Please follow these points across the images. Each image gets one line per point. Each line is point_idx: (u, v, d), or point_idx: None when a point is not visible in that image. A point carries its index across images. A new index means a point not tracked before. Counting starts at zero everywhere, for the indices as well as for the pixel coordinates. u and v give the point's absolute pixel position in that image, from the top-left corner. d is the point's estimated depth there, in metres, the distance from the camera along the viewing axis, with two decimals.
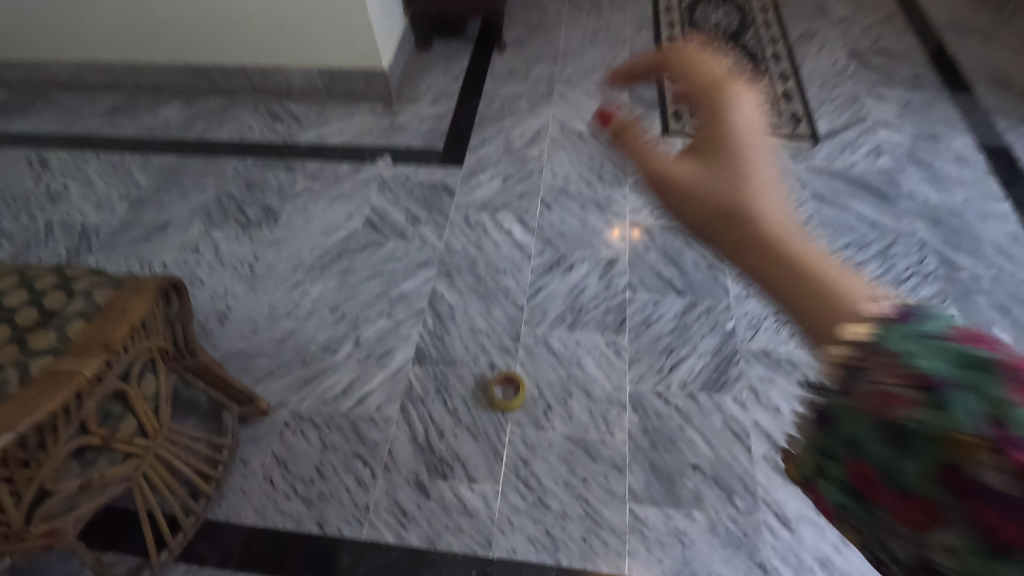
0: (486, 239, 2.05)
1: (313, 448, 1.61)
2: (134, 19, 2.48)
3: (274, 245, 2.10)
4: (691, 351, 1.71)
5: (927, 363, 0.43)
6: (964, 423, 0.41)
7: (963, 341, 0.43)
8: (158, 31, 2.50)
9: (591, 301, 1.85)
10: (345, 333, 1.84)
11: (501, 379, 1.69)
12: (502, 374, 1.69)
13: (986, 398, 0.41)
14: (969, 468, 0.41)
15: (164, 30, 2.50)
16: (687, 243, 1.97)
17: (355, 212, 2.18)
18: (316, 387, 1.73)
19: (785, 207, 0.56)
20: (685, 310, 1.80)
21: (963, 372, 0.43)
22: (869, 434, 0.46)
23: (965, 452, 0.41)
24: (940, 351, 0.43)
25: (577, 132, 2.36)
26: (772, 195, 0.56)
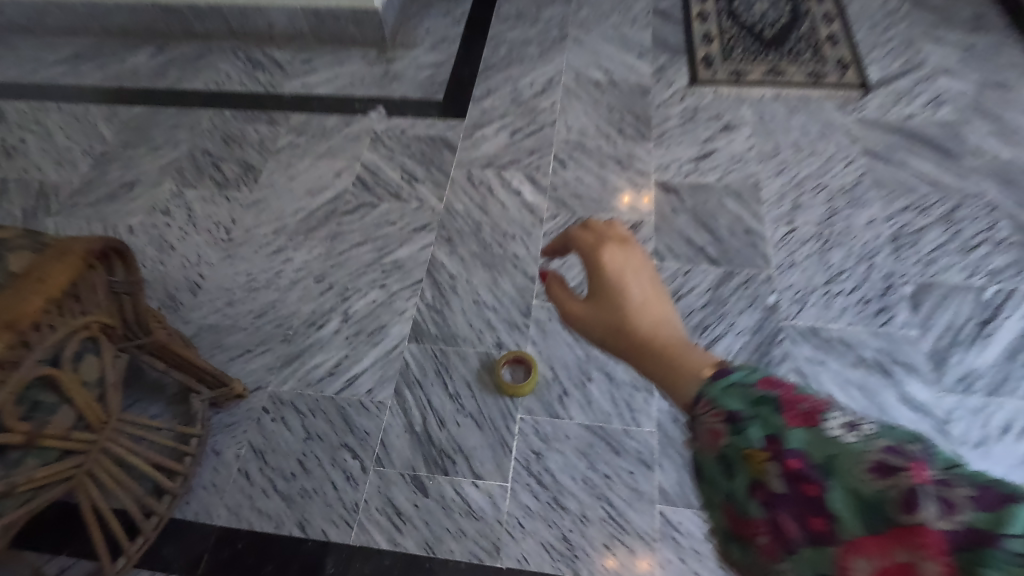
0: (492, 200, 1.81)
1: (296, 437, 1.41)
2: None
3: (254, 206, 1.87)
4: (727, 329, 1.49)
5: (725, 405, 0.52)
6: (757, 442, 0.48)
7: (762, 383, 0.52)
8: None
9: None
10: (332, 306, 1.62)
11: (510, 360, 1.47)
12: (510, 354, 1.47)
13: (765, 420, 0.49)
14: (764, 480, 0.47)
15: None
16: (721, 205, 1.73)
17: (344, 170, 1.93)
18: (299, 367, 1.52)
19: (656, 310, 0.69)
20: (719, 281, 1.58)
21: (758, 407, 0.50)
22: (704, 469, 0.53)
23: (757, 466, 0.48)
24: (739, 395, 0.51)
25: (594, 81, 2.09)
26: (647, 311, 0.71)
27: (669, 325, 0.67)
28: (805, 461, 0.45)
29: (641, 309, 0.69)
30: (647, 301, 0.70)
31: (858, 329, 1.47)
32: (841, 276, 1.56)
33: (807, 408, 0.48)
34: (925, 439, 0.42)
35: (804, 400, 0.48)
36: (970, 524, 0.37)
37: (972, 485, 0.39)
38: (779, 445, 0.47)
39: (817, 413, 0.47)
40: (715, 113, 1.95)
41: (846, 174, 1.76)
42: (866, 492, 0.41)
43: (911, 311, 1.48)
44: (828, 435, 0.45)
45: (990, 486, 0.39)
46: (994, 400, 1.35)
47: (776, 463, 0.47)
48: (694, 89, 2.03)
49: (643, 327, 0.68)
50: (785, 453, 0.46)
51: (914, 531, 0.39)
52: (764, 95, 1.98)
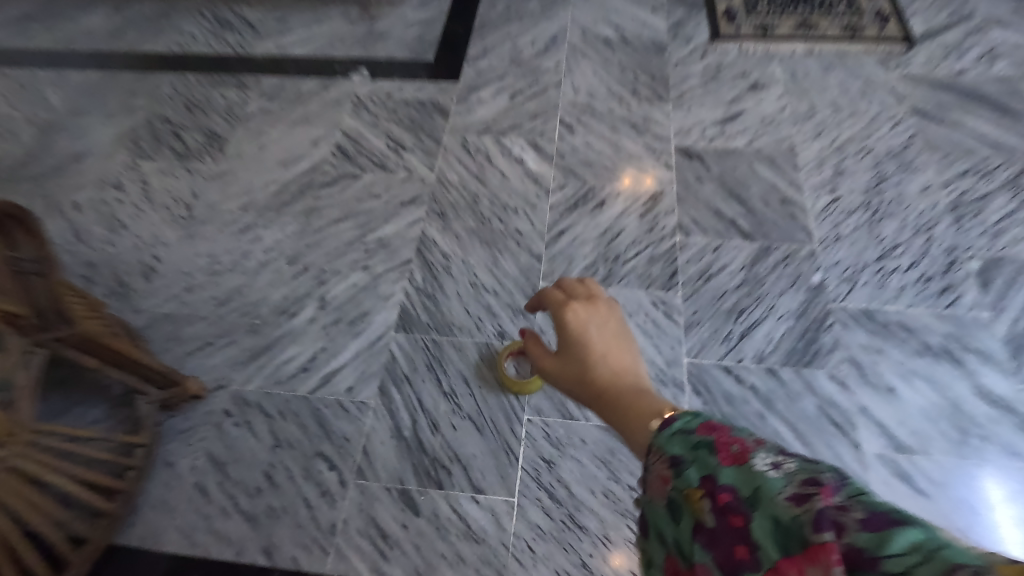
0: (490, 170, 1.59)
1: (263, 445, 1.20)
2: None
3: (219, 178, 1.64)
4: (767, 313, 1.28)
5: (667, 446, 0.52)
6: (694, 482, 0.49)
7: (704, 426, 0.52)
8: None
9: (631, 248, 1.41)
10: (307, 291, 1.40)
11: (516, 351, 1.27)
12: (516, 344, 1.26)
13: (700, 458, 0.49)
14: (700, 519, 0.47)
15: None
16: (753, 172, 1.51)
17: (322, 138, 1.70)
18: (268, 362, 1.31)
19: (619, 360, 0.69)
20: (755, 258, 1.37)
21: (697, 450, 0.50)
22: (655, 516, 0.52)
23: (696, 504, 0.48)
24: (681, 437, 0.51)
25: (603, 37, 1.86)
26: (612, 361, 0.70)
27: (633, 375, 0.68)
28: (734, 494, 0.45)
29: (604, 358, 0.69)
30: (612, 349, 0.70)
31: (920, 311, 1.26)
32: (896, 250, 1.35)
33: (737, 445, 0.48)
34: (839, 470, 0.43)
35: (737, 439, 0.49)
36: (859, 545, 0.38)
37: (871, 511, 0.39)
38: (710, 481, 0.47)
39: (746, 450, 0.48)
40: (741, 71, 1.73)
41: (894, 135, 1.54)
42: (784, 519, 0.42)
43: (980, 290, 1.28)
44: (753, 470, 0.46)
45: (891, 512, 0.39)
46: None
47: (709, 499, 0.47)
48: (716, 46, 1.79)
49: (607, 376, 0.68)
50: (716, 488, 0.47)
51: (821, 550, 0.39)
52: (796, 51, 1.76)
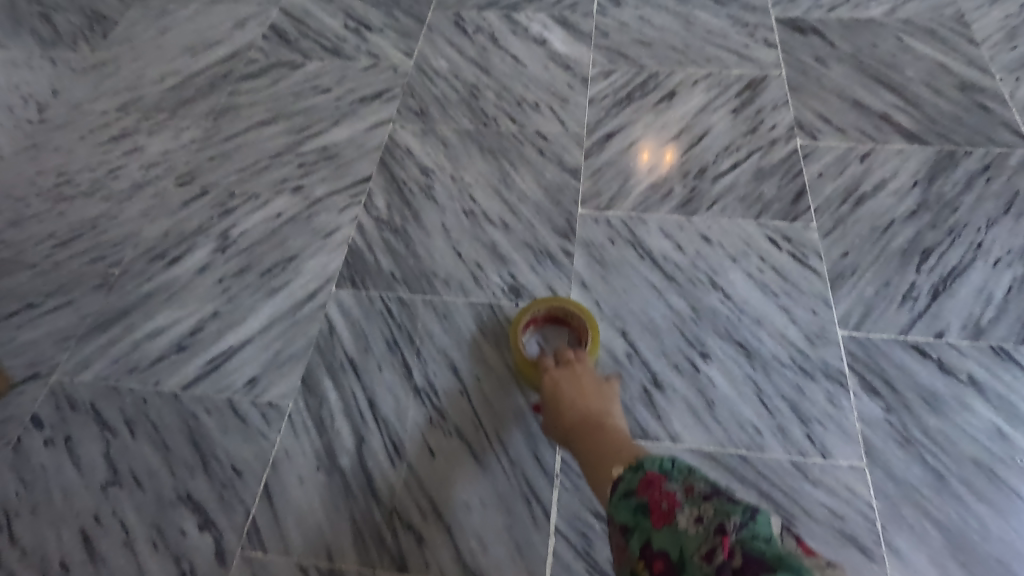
0: (496, 54, 1.05)
1: (88, 484, 0.66)
2: None
3: (94, 71, 1.10)
4: (973, 255, 0.75)
5: (614, 510, 0.42)
6: (634, 551, 0.38)
7: (647, 481, 0.41)
8: None
9: (723, 157, 0.87)
10: (201, 225, 0.87)
11: (542, 321, 0.73)
12: (538, 314, 0.72)
13: (639, 522, 0.39)
14: None
15: None
16: (904, 48, 0.97)
17: (251, 18, 1.17)
18: (120, 335, 0.77)
19: (596, 394, 0.61)
20: (933, 170, 0.83)
21: (638, 513, 0.40)
22: None
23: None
24: (624, 501, 0.41)
25: None
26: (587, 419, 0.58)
27: (608, 413, 0.59)
28: (665, 561, 0.35)
29: (579, 391, 0.61)
30: (590, 384, 0.62)
31: None
32: None
33: (668, 499, 0.39)
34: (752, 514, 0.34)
35: (669, 493, 0.39)
36: None
37: (753, 562, 0.31)
38: (646, 548, 0.37)
39: (675, 504, 0.38)
40: None
41: None
42: None
43: None
44: (681, 529, 0.36)
45: (778, 565, 0.31)
46: None
47: (649, 569, 0.36)
48: None
49: (578, 411, 0.59)
50: (652, 556, 0.37)
51: None
52: None
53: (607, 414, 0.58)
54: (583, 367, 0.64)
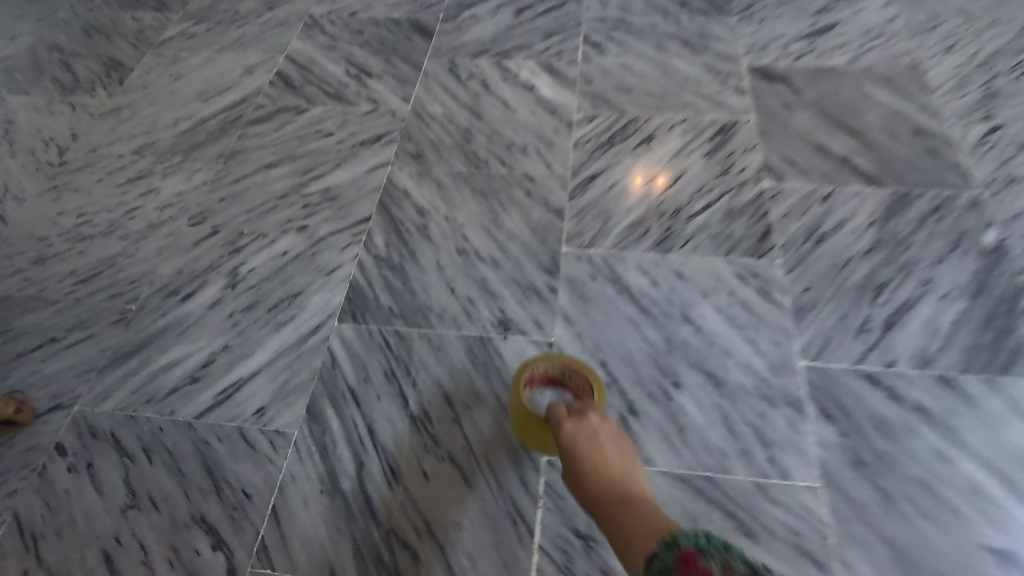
0: (488, 98, 1.13)
1: (109, 507, 0.72)
2: None
3: (111, 115, 1.18)
4: (922, 289, 0.81)
5: None
6: None
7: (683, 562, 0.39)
8: None
9: (696, 198, 0.94)
10: (213, 262, 0.94)
11: (544, 381, 0.74)
12: (539, 367, 0.73)
13: None
14: None
15: None
16: (864, 96, 1.06)
17: (259, 64, 1.25)
18: (137, 367, 0.83)
19: (613, 451, 0.61)
20: (890, 210, 0.90)
21: None
22: None
23: None
24: None
25: None
26: (606, 481, 0.58)
27: (629, 474, 0.59)
28: None
29: (598, 447, 0.61)
30: (608, 440, 0.62)
31: None
32: None
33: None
34: None
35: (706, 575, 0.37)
36: None
37: None
38: None
39: None
40: None
41: None
42: None
43: None
44: None
45: None
46: None
47: None
48: None
49: (597, 470, 0.59)
50: None
51: None
52: None
53: (626, 475, 0.59)
54: (598, 421, 0.65)
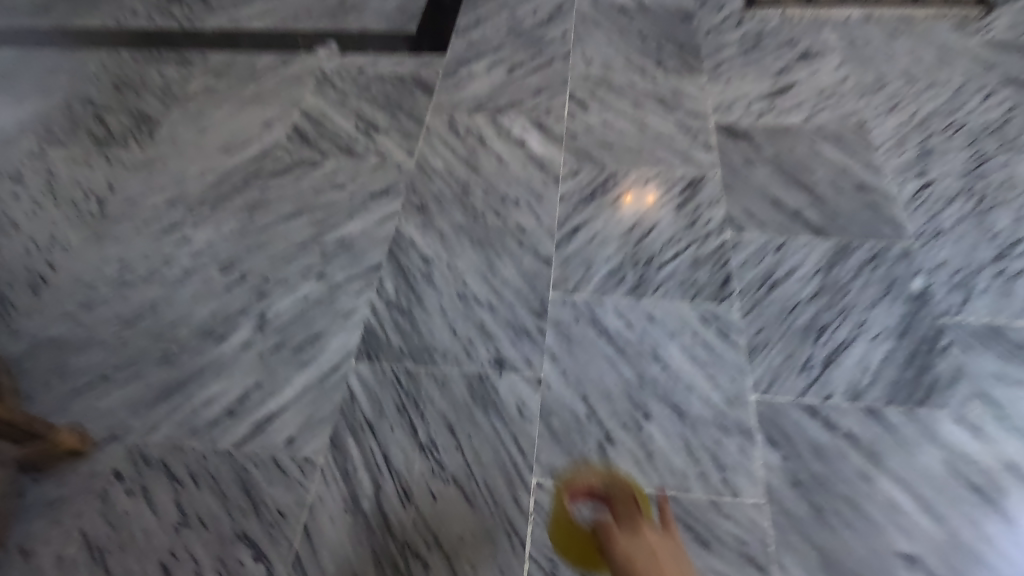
0: (484, 153, 1.27)
1: (164, 525, 0.84)
2: None
3: (143, 168, 1.31)
4: (857, 331, 0.95)
5: None
6: None
7: None
8: None
9: (667, 248, 1.08)
10: (243, 306, 1.06)
11: (589, 491, 0.81)
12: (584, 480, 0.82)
13: None
14: None
15: None
16: (815, 153, 1.20)
17: (276, 119, 1.39)
18: (181, 403, 0.96)
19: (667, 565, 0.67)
20: (833, 259, 1.04)
21: None
22: None
23: None
24: None
25: (619, 6, 1.58)
26: None
27: None
28: None
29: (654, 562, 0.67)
30: (659, 553, 0.68)
31: None
32: (1016, 247, 1.03)
33: None
34: None
35: None
36: None
37: None
38: None
39: None
40: (787, 39, 1.44)
41: (988, 109, 1.24)
42: None
43: None
44: None
45: None
46: None
47: None
48: (752, 14, 1.52)
49: None
50: None
51: None
52: (849, 18, 1.48)
53: None
54: (648, 533, 0.71)
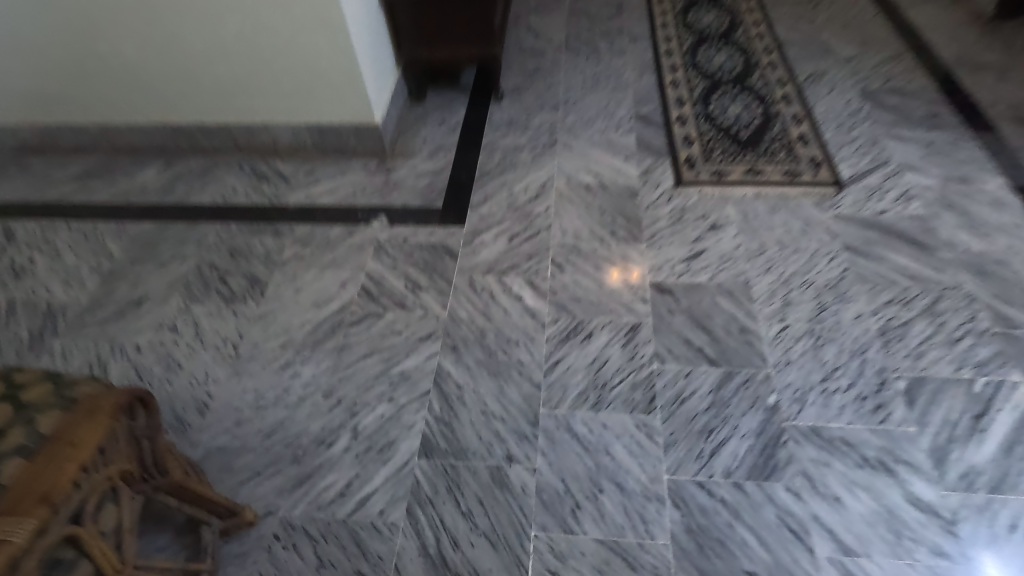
0: (494, 306, 1.87)
1: (309, 567, 1.40)
2: (120, 90, 2.39)
3: (261, 320, 1.91)
4: (732, 432, 1.52)
5: None
6: None
7: None
8: (144, 101, 2.42)
9: (616, 375, 1.67)
10: (341, 422, 1.63)
11: None
12: None
13: None
14: None
15: (152, 99, 2.41)
16: (714, 304, 1.80)
17: (349, 280, 2.00)
18: (309, 489, 1.52)
19: None
20: (720, 382, 1.62)
21: None
22: None
23: None
24: None
25: (586, 185, 2.23)
26: None
27: None
28: None
29: None
30: None
31: (858, 427, 1.50)
32: (837, 372, 1.61)
33: None
34: None
35: None
36: None
37: None
38: None
39: None
40: (702, 213, 2.08)
41: (830, 269, 1.86)
42: None
43: (907, 407, 1.52)
44: None
45: None
46: (997, 497, 1.36)
47: None
48: (679, 191, 2.16)
49: None
50: None
51: None
52: (745, 195, 2.12)
53: None
54: None
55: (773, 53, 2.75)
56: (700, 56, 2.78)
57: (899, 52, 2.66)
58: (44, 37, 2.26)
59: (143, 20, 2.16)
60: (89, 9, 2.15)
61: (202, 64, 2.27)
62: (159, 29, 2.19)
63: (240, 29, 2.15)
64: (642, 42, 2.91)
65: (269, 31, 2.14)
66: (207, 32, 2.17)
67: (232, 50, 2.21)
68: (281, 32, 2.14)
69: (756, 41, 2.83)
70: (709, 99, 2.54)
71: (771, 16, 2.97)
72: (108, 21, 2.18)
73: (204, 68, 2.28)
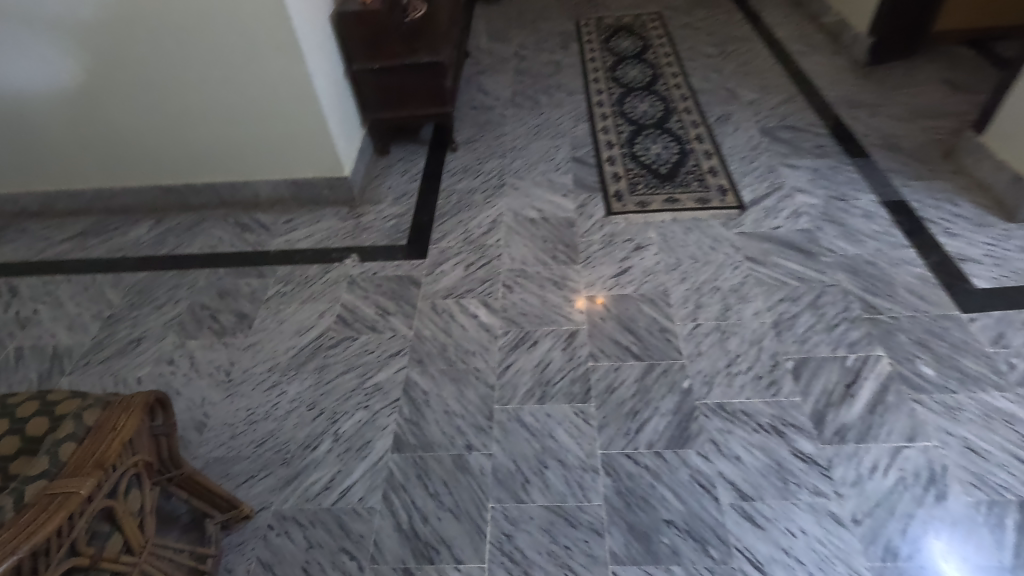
0: (454, 324, 2.17)
1: (299, 548, 1.63)
2: (120, 160, 2.71)
3: (250, 349, 2.17)
4: (654, 412, 1.83)
5: None
6: None
7: None
8: (140, 169, 2.73)
9: (557, 374, 1.97)
10: (324, 429, 1.89)
11: None
12: None
13: None
14: None
15: (148, 167, 2.72)
16: (639, 310, 2.14)
17: (326, 310, 2.28)
18: (298, 485, 1.76)
19: None
20: (644, 373, 1.94)
21: None
22: None
23: None
24: None
25: (530, 219, 2.58)
26: None
27: None
28: None
29: None
30: None
31: (755, 401, 1.82)
32: (738, 359, 1.94)
33: None
34: None
35: None
36: None
37: None
38: None
39: None
40: (629, 237, 2.44)
41: (734, 276, 2.21)
42: None
43: (794, 381, 1.86)
44: None
45: None
46: (863, 445, 1.68)
47: None
48: (610, 219, 2.52)
49: None
50: None
51: None
52: (664, 220, 2.49)
53: None
54: None
55: (688, 100, 3.20)
56: (627, 104, 3.21)
57: (792, 94, 3.14)
58: (53, 118, 2.58)
59: (142, 100, 2.50)
60: (97, 94, 2.49)
61: (195, 137, 2.61)
62: (157, 108, 2.53)
63: (228, 105, 2.50)
64: (578, 95, 3.34)
65: (255, 110, 2.51)
66: (201, 111, 2.53)
67: (219, 122, 2.56)
68: (264, 109, 2.51)
69: (674, 90, 3.28)
70: (634, 140, 2.95)
71: (686, 68, 3.45)
72: (113, 104, 2.52)
73: (197, 141, 2.62)
